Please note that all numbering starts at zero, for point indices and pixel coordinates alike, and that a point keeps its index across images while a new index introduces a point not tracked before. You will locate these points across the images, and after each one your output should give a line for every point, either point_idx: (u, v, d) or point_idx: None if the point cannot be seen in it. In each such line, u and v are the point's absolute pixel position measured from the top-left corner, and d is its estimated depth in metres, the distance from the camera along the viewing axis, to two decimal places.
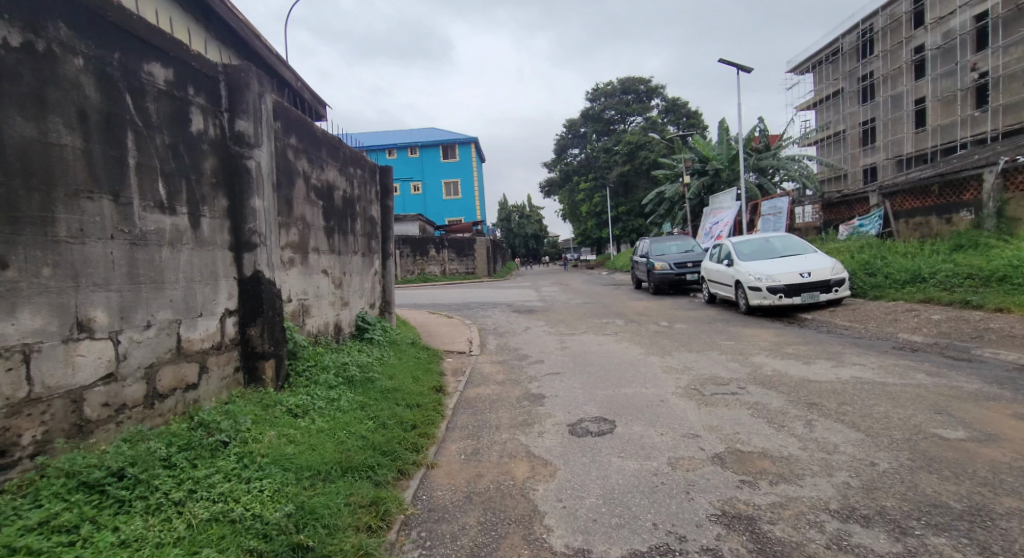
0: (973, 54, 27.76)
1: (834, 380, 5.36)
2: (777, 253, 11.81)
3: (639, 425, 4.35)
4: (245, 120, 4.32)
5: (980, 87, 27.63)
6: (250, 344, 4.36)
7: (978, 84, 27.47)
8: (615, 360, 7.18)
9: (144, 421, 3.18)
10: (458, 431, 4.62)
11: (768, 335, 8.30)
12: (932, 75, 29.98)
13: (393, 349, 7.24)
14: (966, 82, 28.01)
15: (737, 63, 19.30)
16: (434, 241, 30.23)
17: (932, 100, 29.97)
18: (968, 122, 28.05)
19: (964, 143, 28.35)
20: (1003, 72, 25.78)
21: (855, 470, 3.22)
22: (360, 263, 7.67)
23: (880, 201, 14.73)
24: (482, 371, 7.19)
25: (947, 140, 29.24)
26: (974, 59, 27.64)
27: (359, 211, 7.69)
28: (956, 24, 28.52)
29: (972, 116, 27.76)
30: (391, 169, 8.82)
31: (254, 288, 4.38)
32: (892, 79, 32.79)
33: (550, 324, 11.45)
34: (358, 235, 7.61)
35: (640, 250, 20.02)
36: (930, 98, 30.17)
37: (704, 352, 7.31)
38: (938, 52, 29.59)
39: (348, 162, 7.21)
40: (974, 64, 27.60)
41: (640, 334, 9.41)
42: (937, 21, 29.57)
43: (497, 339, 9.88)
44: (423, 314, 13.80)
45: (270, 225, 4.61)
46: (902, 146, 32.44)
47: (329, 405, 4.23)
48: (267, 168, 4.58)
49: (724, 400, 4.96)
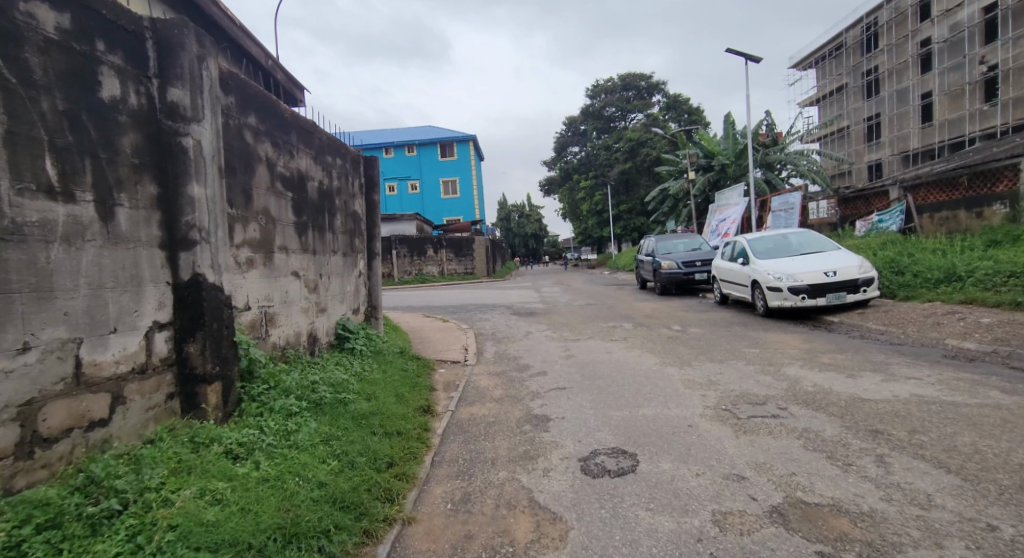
0: (981, 46, 26.95)
1: (892, 399, 4.52)
2: (796, 249, 10.99)
3: (668, 461, 3.54)
4: (179, 88, 3.50)
5: (989, 80, 26.84)
6: (188, 365, 3.53)
7: (987, 77, 26.66)
8: (627, 372, 6.36)
9: (12, 479, 2.39)
10: (446, 467, 3.80)
11: (796, 342, 7.46)
12: (938, 68, 29.15)
13: (377, 361, 6.41)
14: (974, 76, 27.19)
15: (744, 54, 18.51)
16: (432, 241, 29.46)
17: (940, 94, 29.18)
18: (977, 116, 27.11)
19: (972, 138, 27.49)
20: (1012, 64, 25.08)
21: (972, 540, 2.41)
22: (341, 264, 6.86)
23: (901, 195, 13.95)
24: (477, 385, 6.36)
25: (956, 134, 28.43)
26: (983, 51, 26.83)
27: (340, 206, 6.88)
28: (965, 16, 27.83)
29: (981, 110, 26.82)
30: (378, 158, 8.00)
31: (193, 295, 3.56)
32: (897, 73, 32.01)
33: (553, 328, 10.62)
34: (338, 232, 6.77)
35: (645, 248, 19.20)
36: (937, 92, 29.36)
37: (728, 362, 6.48)
38: (945, 44, 28.79)
39: (326, 150, 6.41)
40: (983, 56, 26.81)
41: (653, 340, 8.58)
42: (944, 14, 28.80)
43: (495, 346, 9.05)
44: (417, 317, 12.98)
45: (215, 217, 3.79)
46: (908, 142, 31.62)
47: (284, 440, 3.41)
48: (211, 150, 3.76)
49: (766, 425, 4.12)
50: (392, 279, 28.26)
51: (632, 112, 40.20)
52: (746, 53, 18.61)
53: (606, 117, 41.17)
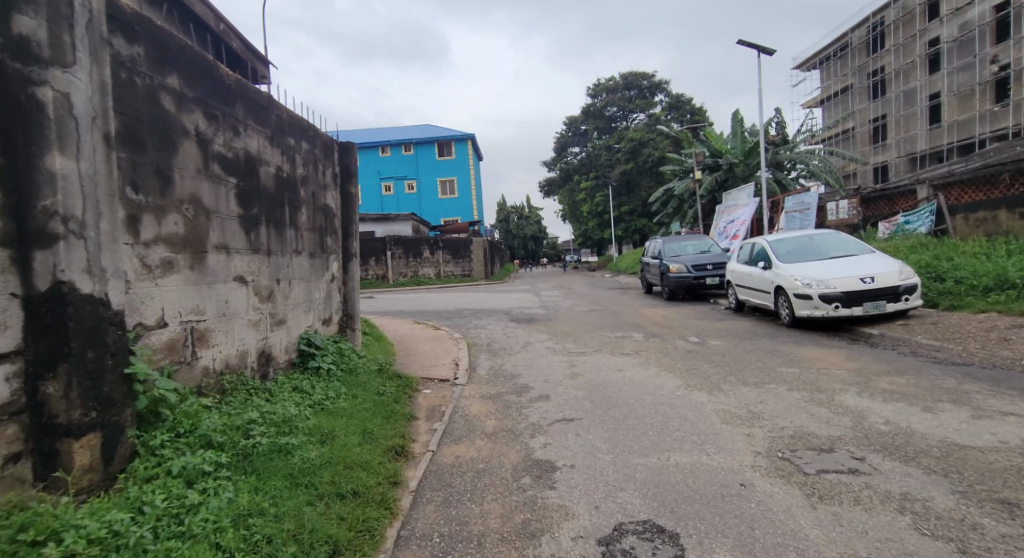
0: (992, 46, 26.07)
1: (1000, 448, 3.47)
2: (823, 252, 9.98)
3: (726, 551, 2.52)
4: (28, 15, 2.43)
5: (1000, 81, 25.93)
6: (47, 413, 2.45)
7: (998, 77, 25.74)
8: (646, 398, 5.29)
9: None
10: (416, 550, 2.73)
11: (839, 362, 6.40)
12: (947, 68, 28.25)
13: (346, 384, 5.34)
14: (985, 76, 26.30)
15: (756, 46, 17.56)
16: (428, 242, 28.36)
17: (948, 95, 28.29)
18: (988, 117, 26.26)
19: (982, 139, 26.64)
20: None
21: None
22: (308, 266, 5.82)
23: (931, 195, 13.22)
24: (468, 414, 5.30)
25: (965, 136, 27.54)
26: (994, 51, 25.93)
27: (306, 198, 5.81)
28: (974, 15, 26.99)
29: (992, 111, 25.97)
30: (358, 145, 6.95)
31: (54, 312, 2.47)
32: (904, 74, 31.06)
33: (555, 339, 9.54)
34: (303, 229, 5.71)
35: (651, 250, 18.14)
36: (946, 92, 28.46)
37: (767, 387, 5.42)
38: (955, 44, 27.87)
39: (287, 132, 5.37)
40: (994, 56, 25.91)
41: (670, 356, 7.51)
42: (954, 13, 27.89)
43: (490, 361, 7.99)
44: (407, 325, 11.88)
45: (98, 203, 2.71)
46: (915, 144, 30.64)
47: (175, 527, 2.32)
48: (90, 107, 2.69)
49: (845, 487, 3.08)
50: (387, 281, 27.30)
51: (634, 112, 39.18)
52: (758, 46, 17.65)
53: (608, 116, 40.12)
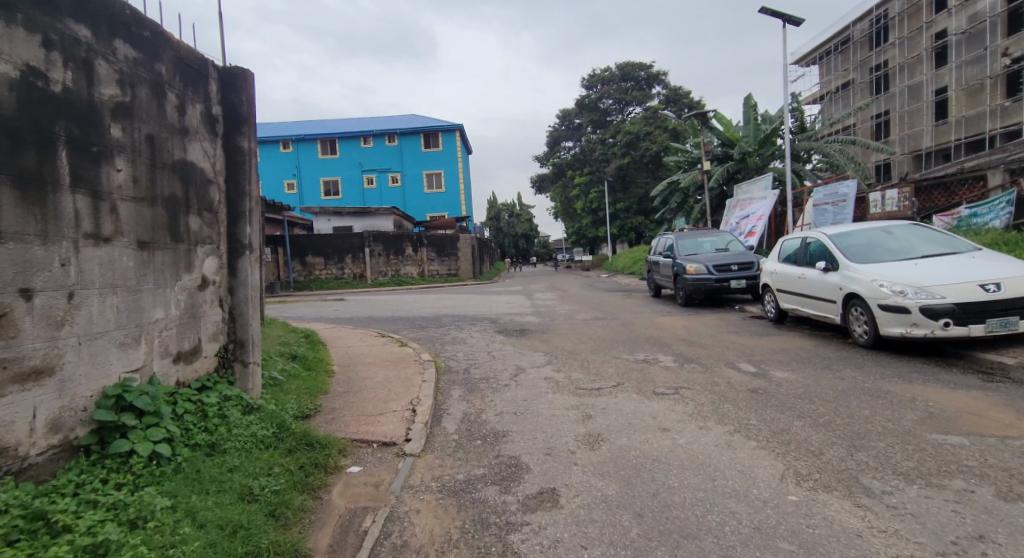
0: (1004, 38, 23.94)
1: None
2: (906, 248, 7.57)
3: None
4: None
5: (1012, 74, 23.88)
6: None
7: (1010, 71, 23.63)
8: (740, 515, 2.84)
9: None
10: None
11: (1017, 423, 3.97)
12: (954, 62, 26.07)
13: (177, 493, 2.82)
14: (995, 69, 24.10)
15: (782, 15, 15.15)
16: (410, 237, 25.76)
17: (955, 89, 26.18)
18: (999, 112, 24.12)
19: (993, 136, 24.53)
20: None
21: None
22: (134, 265, 3.30)
23: (1007, 181, 10.98)
24: (402, 548, 2.78)
25: (976, 132, 25.46)
26: (1005, 43, 23.81)
27: (130, 141, 3.29)
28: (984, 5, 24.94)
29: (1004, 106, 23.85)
30: (254, 74, 4.45)
31: None
32: (908, 69, 28.75)
33: (556, 365, 7.01)
34: (118, 195, 3.17)
35: (660, 247, 15.68)
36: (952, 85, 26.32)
37: (954, 489, 2.96)
38: (963, 36, 25.74)
39: (69, 11, 2.86)
40: (1006, 48, 23.78)
41: (731, 401, 5.01)
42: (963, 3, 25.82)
43: (464, 403, 5.49)
44: (365, 339, 9.29)
45: None
46: (920, 140, 28.09)
47: None
48: None
49: None
50: (364, 280, 24.74)
51: (631, 105, 36.80)
52: (783, 15, 15.24)
53: (601, 109, 37.62)
